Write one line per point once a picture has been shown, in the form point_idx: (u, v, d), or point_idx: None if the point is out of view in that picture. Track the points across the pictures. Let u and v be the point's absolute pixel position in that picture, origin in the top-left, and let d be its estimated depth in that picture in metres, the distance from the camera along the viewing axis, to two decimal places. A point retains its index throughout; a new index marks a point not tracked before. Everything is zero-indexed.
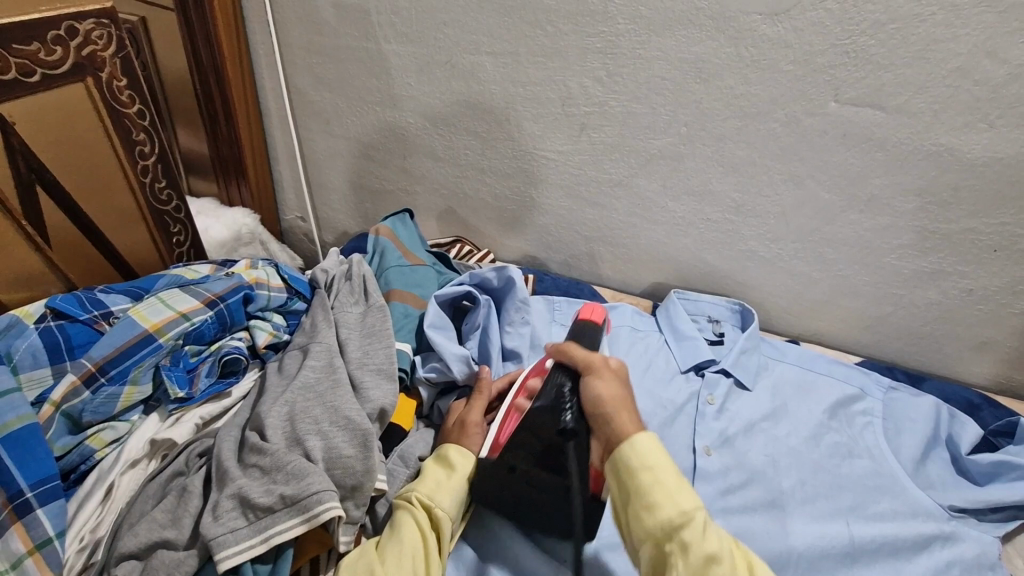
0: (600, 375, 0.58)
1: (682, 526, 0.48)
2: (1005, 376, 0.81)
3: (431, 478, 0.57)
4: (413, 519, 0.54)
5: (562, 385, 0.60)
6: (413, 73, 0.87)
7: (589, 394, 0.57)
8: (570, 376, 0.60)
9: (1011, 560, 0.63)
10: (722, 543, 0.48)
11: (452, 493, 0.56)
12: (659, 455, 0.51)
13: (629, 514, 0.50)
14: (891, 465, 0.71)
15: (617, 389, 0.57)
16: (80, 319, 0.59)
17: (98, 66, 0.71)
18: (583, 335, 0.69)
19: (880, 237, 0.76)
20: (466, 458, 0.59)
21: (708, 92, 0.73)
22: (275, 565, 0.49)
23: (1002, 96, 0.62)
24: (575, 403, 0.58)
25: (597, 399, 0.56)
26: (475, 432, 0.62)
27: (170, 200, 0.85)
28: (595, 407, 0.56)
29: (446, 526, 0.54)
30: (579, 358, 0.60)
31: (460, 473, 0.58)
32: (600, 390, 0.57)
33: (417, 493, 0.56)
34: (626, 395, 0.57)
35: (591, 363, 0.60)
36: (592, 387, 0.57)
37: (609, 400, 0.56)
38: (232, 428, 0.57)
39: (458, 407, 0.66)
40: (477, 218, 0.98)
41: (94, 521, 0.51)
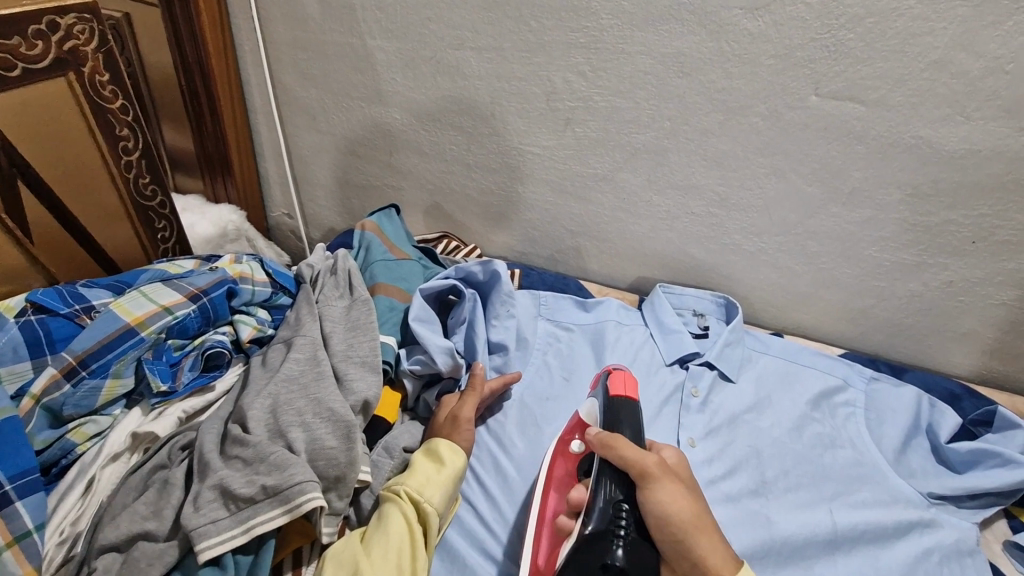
0: (660, 484, 0.53)
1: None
2: (985, 366, 0.83)
3: (420, 471, 0.57)
4: (401, 512, 0.54)
5: (617, 499, 0.54)
6: (399, 70, 0.87)
7: (654, 510, 0.52)
8: (620, 482, 0.54)
9: (990, 546, 0.64)
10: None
11: (440, 487, 0.56)
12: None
13: None
14: (873, 455, 0.71)
15: (683, 501, 0.53)
16: (61, 312, 0.59)
17: (80, 61, 0.71)
18: (621, 419, 0.60)
19: (861, 229, 0.77)
20: (455, 454, 0.60)
21: (691, 87, 0.73)
22: (257, 557, 0.49)
23: (978, 89, 0.63)
24: (633, 521, 0.52)
25: (669, 517, 0.52)
26: (466, 428, 0.63)
27: (155, 196, 0.85)
28: (667, 528, 0.52)
29: (434, 520, 0.54)
30: (633, 461, 0.54)
31: (449, 468, 0.58)
32: (669, 505, 0.52)
33: (406, 486, 0.56)
34: (695, 506, 0.54)
35: (646, 468, 0.54)
36: (659, 502, 0.53)
37: (679, 520, 0.52)
38: (214, 421, 0.57)
39: (450, 401, 0.66)
40: (464, 214, 0.99)
41: (74, 513, 0.51)
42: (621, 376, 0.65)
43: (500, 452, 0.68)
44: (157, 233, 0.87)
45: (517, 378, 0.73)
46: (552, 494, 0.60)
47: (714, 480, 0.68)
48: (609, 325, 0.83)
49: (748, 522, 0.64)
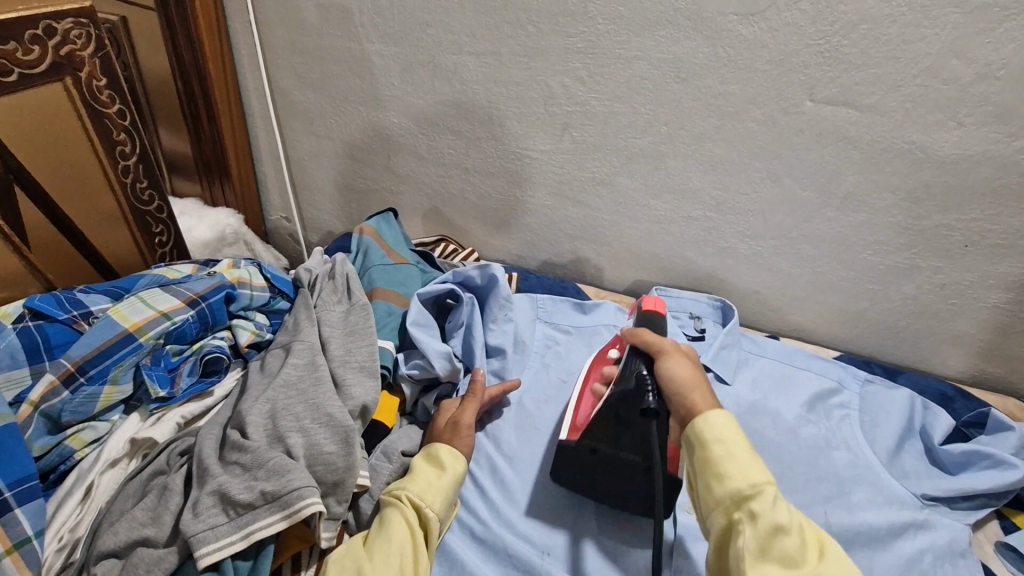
0: (672, 356, 0.61)
1: (750, 497, 0.49)
2: (978, 369, 0.83)
3: (421, 476, 0.57)
4: (402, 518, 0.54)
5: (639, 369, 0.61)
6: (397, 74, 0.87)
7: (666, 376, 0.59)
8: (644, 359, 0.62)
9: (982, 547, 0.65)
10: (793, 516, 0.49)
11: (441, 493, 0.56)
12: (732, 430, 0.53)
13: (699, 484, 0.53)
14: (869, 457, 0.72)
15: (692, 369, 0.59)
16: (59, 319, 0.59)
17: (76, 66, 0.71)
18: (651, 321, 0.70)
19: (857, 233, 0.77)
20: (456, 459, 0.60)
21: (688, 92, 0.74)
22: (256, 563, 0.49)
23: (970, 96, 0.64)
24: (654, 385, 0.59)
25: (676, 378, 0.59)
26: (467, 434, 0.63)
27: (152, 200, 0.85)
28: (675, 386, 0.58)
29: (435, 526, 0.54)
30: (651, 342, 0.63)
31: (450, 472, 0.58)
32: (678, 372, 0.59)
33: (406, 492, 0.56)
34: (702, 375, 0.60)
35: (661, 346, 0.62)
36: (670, 369, 0.60)
37: (685, 378, 0.58)
38: (213, 427, 0.57)
39: (450, 406, 0.66)
40: (462, 217, 0.99)
41: (73, 521, 0.51)
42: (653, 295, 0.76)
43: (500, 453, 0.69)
44: (154, 237, 0.87)
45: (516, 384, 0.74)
46: (591, 376, 0.70)
47: None
48: (606, 328, 0.83)
49: None
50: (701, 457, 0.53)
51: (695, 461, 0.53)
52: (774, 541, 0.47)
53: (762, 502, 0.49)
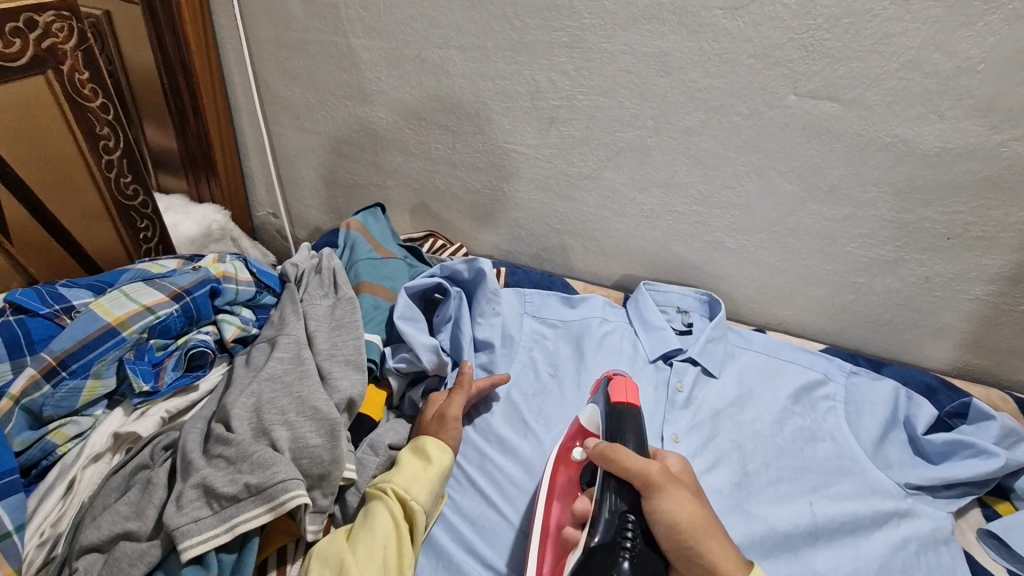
0: (663, 492, 0.51)
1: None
2: (961, 360, 0.84)
3: (406, 469, 0.57)
4: (387, 510, 0.54)
5: (624, 511, 0.51)
6: (384, 68, 0.87)
7: (663, 520, 0.50)
8: (625, 493, 0.52)
9: (964, 534, 0.66)
10: None
11: (427, 486, 0.57)
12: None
13: None
14: (852, 448, 0.73)
15: (691, 509, 0.51)
16: (41, 313, 0.58)
17: (59, 59, 0.70)
18: (625, 424, 0.59)
19: (842, 227, 0.78)
20: (442, 451, 0.60)
21: (673, 86, 0.74)
22: (240, 555, 0.49)
23: (950, 89, 0.65)
24: (640, 533, 0.50)
25: (678, 526, 0.50)
26: (452, 427, 0.63)
27: (137, 195, 0.84)
28: (677, 536, 0.50)
29: (420, 519, 0.54)
30: (637, 471, 0.52)
31: (435, 465, 0.58)
32: (678, 513, 0.50)
33: (392, 484, 0.56)
34: (702, 510, 0.51)
35: (650, 478, 0.52)
36: (667, 509, 0.50)
37: (688, 525, 0.50)
38: (197, 421, 0.56)
39: (437, 399, 0.66)
40: (449, 212, 0.99)
41: (55, 515, 0.51)
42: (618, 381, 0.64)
43: (489, 445, 0.69)
44: (139, 232, 0.86)
45: (504, 378, 0.74)
46: (557, 501, 0.60)
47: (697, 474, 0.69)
48: (594, 322, 0.83)
49: (729, 513, 0.65)
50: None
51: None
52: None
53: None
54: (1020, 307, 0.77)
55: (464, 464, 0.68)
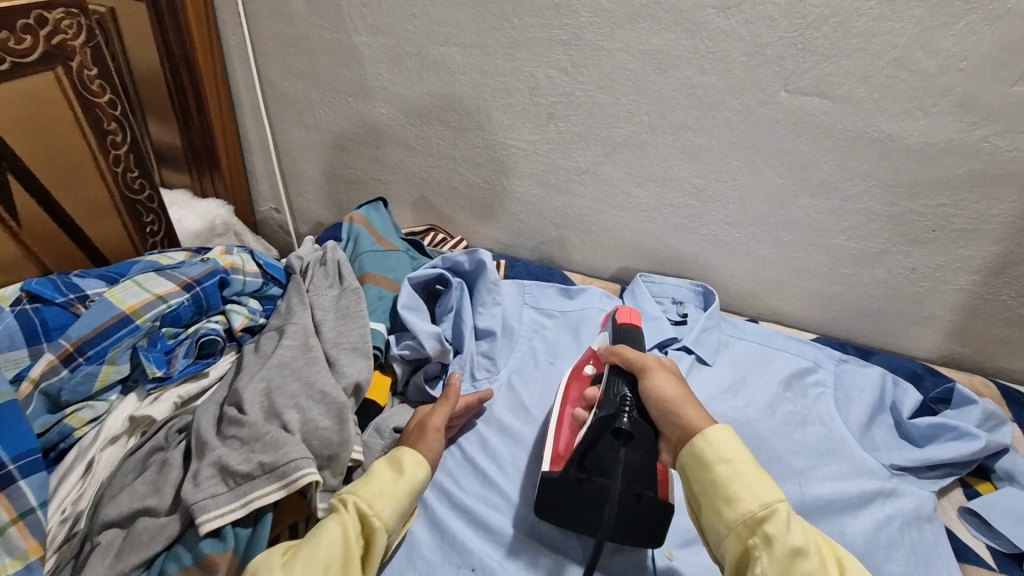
0: (656, 374, 0.60)
1: (762, 518, 0.48)
2: (946, 348, 0.87)
3: (375, 482, 0.53)
4: (340, 523, 0.50)
5: (621, 391, 0.59)
6: (386, 65, 0.89)
7: (652, 394, 0.58)
8: (626, 379, 0.61)
9: (945, 512, 0.69)
10: (807, 535, 0.48)
11: (392, 501, 0.52)
12: (732, 443, 0.53)
13: (708, 510, 0.51)
14: (842, 432, 0.75)
15: (677, 386, 0.59)
16: (56, 302, 0.60)
17: (68, 56, 0.72)
18: (629, 338, 0.69)
19: (831, 220, 0.81)
20: (419, 464, 0.56)
21: (668, 83, 0.77)
22: (255, 529, 0.51)
23: (935, 86, 0.67)
24: (636, 407, 0.58)
25: (663, 397, 0.58)
26: (432, 435, 0.61)
27: (143, 189, 0.86)
28: (663, 404, 0.57)
29: (378, 538, 0.50)
30: (633, 360, 0.62)
31: (408, 478, 0.54)
32: (664, 388, 0.58)
33: (353, 498, 0.52)
34: (687, 390, 0.59)
35: (645, 364, 0.61)
36: (656, 386, 0.59)
37: (671, 397, 0.57)
38: (210, 405, 0.58)
39: (424, 412, 0.65)
40: (450, 206, 1.01)
41: (75, 494, 0.53)
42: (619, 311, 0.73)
43: (491, 431, 0.72)
44: (146, 226, 0.88)
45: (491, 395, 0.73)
46: (570, 403, 0.69)
47: None
48: (592, 312, 0.86)
49: None
50: (710, 480, 0.51)
51: (701, 482, 0.52)
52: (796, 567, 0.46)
53: (777, 525, 0.48)
54: (1002, 297, 0.80)
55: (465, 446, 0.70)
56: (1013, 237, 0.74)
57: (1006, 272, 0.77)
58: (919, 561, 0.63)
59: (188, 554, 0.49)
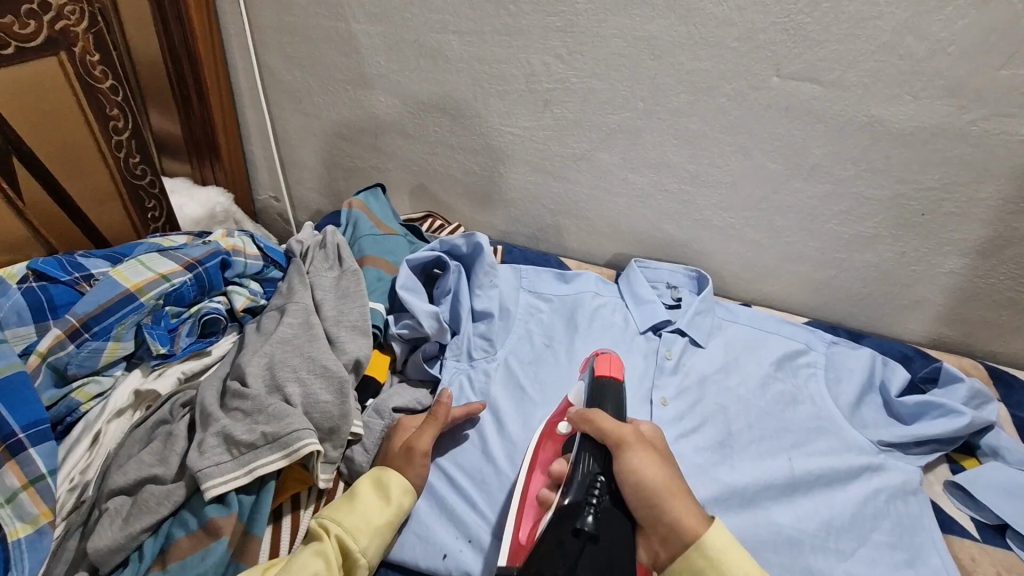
0: (634, 453, 0.56)
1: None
2: (936, 332, 0.89)
3: (360, 511, 0.55)
4: (321, 553, 0.51)
5: (593, 472, 0.55)
6: (384, 53, 0.90)
7: (631, 479, 0.54)
8: (597, 456, 0.56)
9: (932, 487, 0.71)
10: None
11: (376, 532, 0.54)
12: (731, 551, 0.52)
13: None
14: (831, 411, 0.77)
15: (658, 470, 0.55)
16: (62, 280, 0.63)
17: (71, 41, 0.73)
18: (605, 396, 0.63)
19: (823, 204, 0.82)
20: (405, 492, 0.58)
21: (662, 68, 0.78)
22: (259, 496, 0.55)
23: (923, 70, 0.69)
24: (607, 492, 0.53)
25: (646, 486, 0.54)
26: (421, 462, 0.60)
27: (145, 175, 0.87)
28: (645, 496, 0.54)
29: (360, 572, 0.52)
30: (609, 433, 0.57)
31: (393, 511, 0.56)
32: (646, 474, 0.54)
33: (337, 528, 0.53)
34: (669, 473, 0.56)
35: (621, 438, 0.56)
36: (636, 470, 0.55)
37: (656, 487, 0.54)
38: (213, 380, 0.62)
39: (405, 431, 0.63)
40: (448, 194, 1.02)
41: (83, 463, 0.56)
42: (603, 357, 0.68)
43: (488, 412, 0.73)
44: (147, 212, 0.89)
45: (482, 406, 0.71)
46: (536, 474, 0.62)
47: (684, 434, 0.74)
48: (587, 296, 0.87)
49: (713, 468, 0.70)
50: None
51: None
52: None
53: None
54: (990, 280, 0.81)
55: (470, 424, 0.72)
56: (1000, 220, 0.76)
57: (995, 255, 0.79)
58: (904, 531, 0.65)
59: (193, 518, 0.52)
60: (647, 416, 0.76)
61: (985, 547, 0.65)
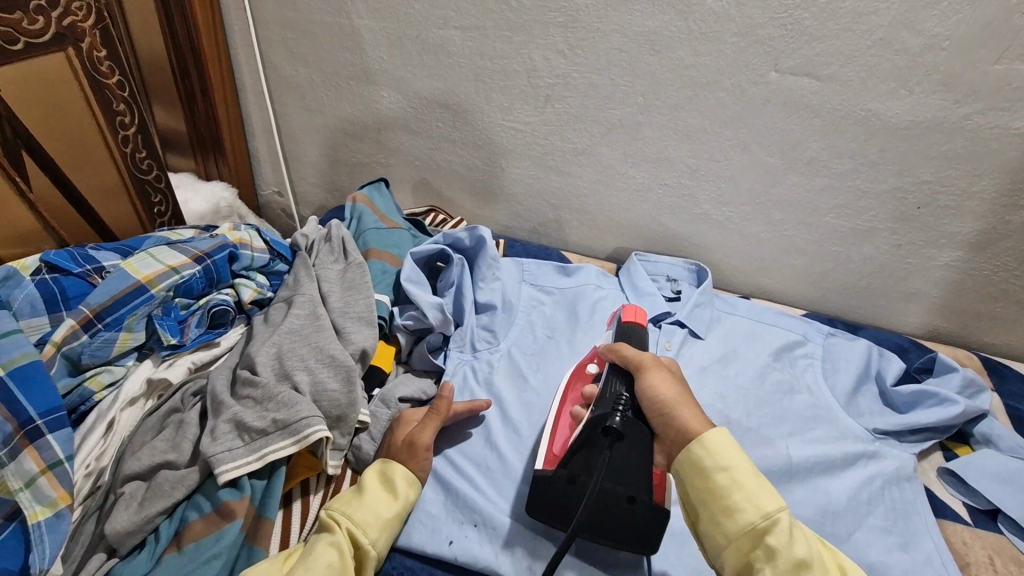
0: (651, 372, 0.61)
1: (766, 530, 0.50)
2: (932, 323, 0.90)
3: (369, 507, 0.56)
4: (334, 545, 0.52)
5: (619, 391, 0.61)
6: (387, 49, 0.91)
7: (647, 392, 0.59)
8: (622, 378, 0.62)
9: (925, 473, 0.73)
10: (808, 544, 0.50)
11: (385, 527, 0.55)
12: (732, 450, 0.54)
13: (707, 521, 0.53)
14: (828, 400, 0.78)
15: (672, 386, 0.60)
16: (74, 272, 0.64)
17: (78, 37, 0.74)
18: (631, 336, 0.70)
19: (820, 197, 0.83)
20: (410, 486, 0.59)
21: (661, 63, 0.79)
22: (270, 481, 0.56)
23: (919, 65, 0.70)
24: (630, 407, 0.59)
25: (658, 396, 0.59)
26: (423, 456, 0.61)
27: (151, 170, 0.88)
28: (657, 404, 0.58)
29: (370, 565, 0.54)
30: (630, 357, 0.63)
31: (402, 504, 0.57)
32: (659, 388, 0.59)
33: (349, 525, 0.54)
34: (683, 390, 0.60)
35: (641, 362, 0.62)
36: (651, 384, 0.60)
37: (665, 396, 0.58)
38: (223, 369, 0.64)
39: (409, 424, 0.64)
40: (450, 188, 1.03)
41: (98, 451, 0.58)
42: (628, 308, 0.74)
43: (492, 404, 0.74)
44: (154, 207, 0.90)
45: (486, 406, 0.71)
46: (570, 400, 0.68)
47: None
48: (588, 289, 0.88)
49: None
50: (713, 488, 0.53)
51: (705, 489, 0.53)
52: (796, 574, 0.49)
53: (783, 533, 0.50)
54: (985, 272, 0.82)
55: (476, 423, 0.72)
56: (995, 213, 0.77)
57: (990, 247, 0.80)
58: (898, 516, 0.67)
59: (207, 501, 0.54)
60: None
61: (976, 531, 0.66)
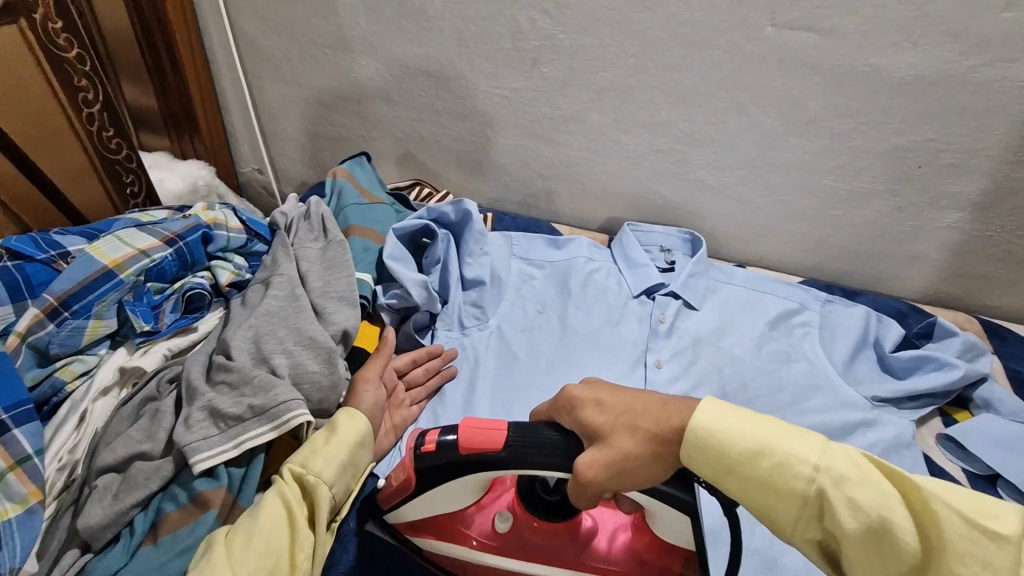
0: (603, 469, 0.46)
1: (824, 489, 0.41)
2: (933, 288, 0.88)
3: (305, 445, 0.54)
4: (277, 492, 0.52)
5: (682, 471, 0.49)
6: (364, 13, 0.86)
7: (637, 471, 0.46)
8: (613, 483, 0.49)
9: (924, 439, 0.72)
10: (870, 496, 0.40)
11: (325, 454, 0.53)
12: (726, 422, 0.44)
13: (766, 510, 0.43)
14: (825, 367, 0.77)
15: (624, 445, 0.46)
16: (37, 259, 0.62)
17: (30, 7, 0.69)
18: (533, 455, 0.51)
19: (819, 159, 0.80)
20: (351, 416, 0.56)
21: (653, 21, 0.75)
22: (247, 469, 0.55)
23: (924, 15, 0.66)
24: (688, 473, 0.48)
25: (642, 463, 0.46)
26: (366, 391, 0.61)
27: (120, 149, 0.83)
28: (649, 455, 0.46)
29: (320, 492, 0.51)
30: (581, 485, 0.48)
31: (342, 433, 0.54)
32: (630, 459, 0.46)
33: (289, 463, 0.53)
34: (619, 428, 0.47)
35: (590, 478, 0.47)
36: (623, 469, 0.46)
37: (645, 456, 0.46)
38: (199, 356, 0.61)
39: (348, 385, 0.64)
40: (435, 161, 0.99)
41: (71, 443, 0.57)
42: (410, 458, 0.56)
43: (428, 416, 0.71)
44: (126, 187, 0.86)
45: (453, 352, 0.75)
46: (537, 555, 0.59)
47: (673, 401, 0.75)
48: (579, 261, 0.85)
49: None
50: (748, 479, 0.43)
51: (737, 486, 0.44)
52: (875, 535, 0.40)
53: (840, 485, 0.41)
54: (987, 233, 0.80)
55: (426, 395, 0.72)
56: (1000, 170, 0.74)
57: (994, 207, 0.77)
58: None
59: (184, 492, 0.53)
60: (643, 378, 0.76)
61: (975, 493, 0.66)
